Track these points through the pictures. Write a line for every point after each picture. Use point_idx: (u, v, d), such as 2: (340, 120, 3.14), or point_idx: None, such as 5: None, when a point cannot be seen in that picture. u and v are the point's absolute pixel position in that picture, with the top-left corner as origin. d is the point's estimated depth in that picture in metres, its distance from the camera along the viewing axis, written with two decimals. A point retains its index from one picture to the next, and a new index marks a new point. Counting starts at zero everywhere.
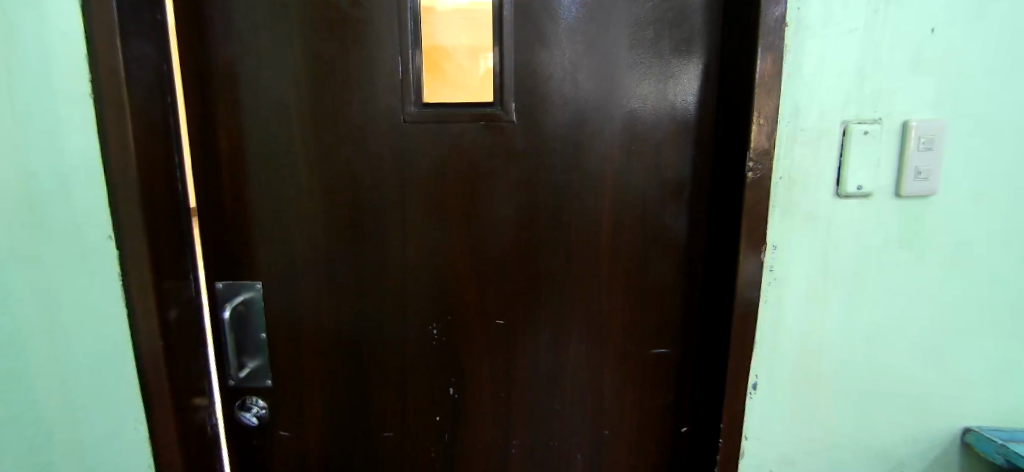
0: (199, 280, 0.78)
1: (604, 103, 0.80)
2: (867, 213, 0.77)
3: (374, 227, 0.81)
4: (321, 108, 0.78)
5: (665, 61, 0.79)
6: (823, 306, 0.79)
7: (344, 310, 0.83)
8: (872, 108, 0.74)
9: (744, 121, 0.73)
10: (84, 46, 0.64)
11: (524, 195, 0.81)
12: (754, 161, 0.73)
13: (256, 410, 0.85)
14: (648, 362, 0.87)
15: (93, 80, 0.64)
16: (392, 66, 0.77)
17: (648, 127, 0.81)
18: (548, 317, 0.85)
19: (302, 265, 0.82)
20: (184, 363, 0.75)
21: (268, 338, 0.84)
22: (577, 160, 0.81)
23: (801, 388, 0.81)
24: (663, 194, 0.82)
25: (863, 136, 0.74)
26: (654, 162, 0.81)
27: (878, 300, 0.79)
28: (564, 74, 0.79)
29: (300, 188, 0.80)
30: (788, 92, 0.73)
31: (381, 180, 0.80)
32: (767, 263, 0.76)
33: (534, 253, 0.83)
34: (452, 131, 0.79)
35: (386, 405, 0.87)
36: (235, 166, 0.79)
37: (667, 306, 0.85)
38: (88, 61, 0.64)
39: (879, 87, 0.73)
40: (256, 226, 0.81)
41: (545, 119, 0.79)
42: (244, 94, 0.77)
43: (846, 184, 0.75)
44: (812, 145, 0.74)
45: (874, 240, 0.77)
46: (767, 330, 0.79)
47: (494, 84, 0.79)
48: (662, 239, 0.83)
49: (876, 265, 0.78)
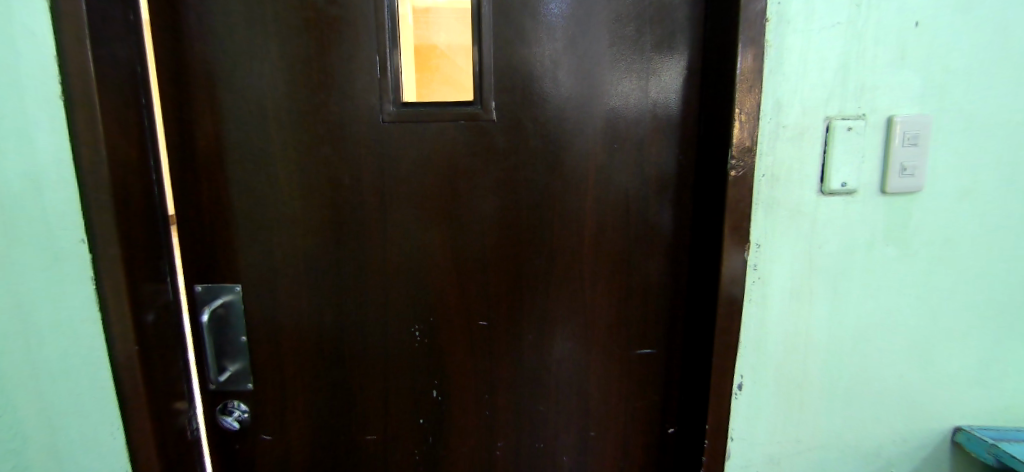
0: (175, 283, 0.77)
1: (585, 101, 0.79)
2: (852, 211, 0.76)
3: (355, 227, 0.80)
4: (298, 107, 0.77)
5: (646, 58, 0.78)
6: (808, 304, 0.78)
7: (325, 311, 0.83)
8: (856, 103, 0.73)
9: (726, 117, 0.73)
10: (53, 47, 0.63)
11: (505, 195, 0.80)
12: (736, 159, 0.72)
13: (237, 414, 0.84)
14: (633, 363, 0.86)
15: (62, 81, 0.63)
16: (370, 64, 0.76)
17: (630, 124, 0.80)
18: (533, 318, 0.84)
19: (282, 266, 0.81)
20: (161, 368, 0.74)
21: (248, 340, 0.83)
22: (560, 158, 0.80)
23: (787, 388, 0.80)
24: (646, 192, 0.81)
25: (847, 132, 0.73)
26: (636, 160, 0.80)
27: (865, 297, 0.78)
28: (545, 71, 0.78)
29: (279, 189, 0.79)
30: (770, 87, 0.72)
31: (362, 180, 0.79)
32: (750, 260, 0.75)
33: (516, 253, 0.82)
34: (432, 130, 0.78)
35: (368, 408, 0.86)
36: (212, 166, 0.78)
37: (653, 306, 0.84)
38: (58, 60, 0.63)
39: (861, 82, 0.73)
40: (237, 227, 0.80)
41: (526, 117, 0.78)
42: (220, 93, 0.76)
43: (829, 182, 0.74)
44: (795, 141, 0.73)
45: (860, 237, 0.77)
46: (752, 329, 0.78)
47: (475, 82, 0.78)
48: (646, 237, 0.82)
49: (863, 262, 0.77)
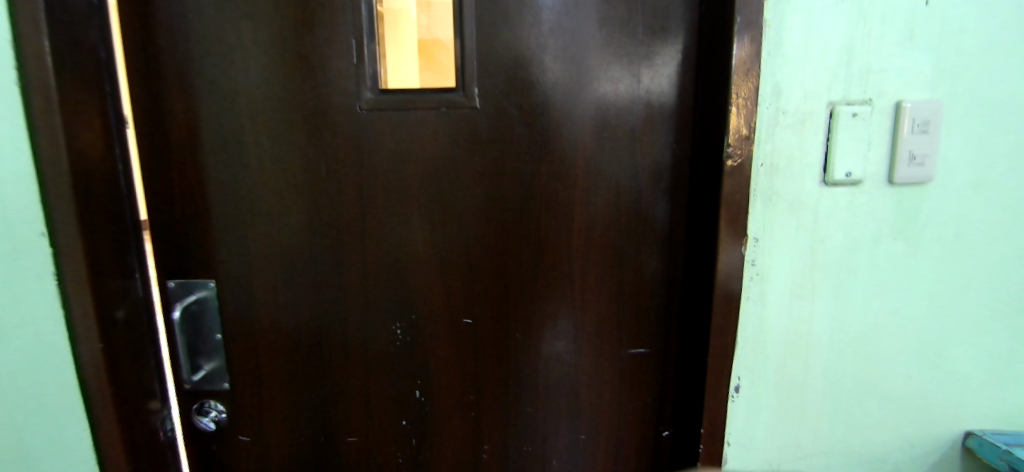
0: (146, 279, 0.74)
1: (574, 87, 0.75)
2: (857, 203, 0.71)
3: (333, 221, 0.77)
4: (271, 95, 0.74)
5: (639, 42, 0.74)
6: (810, 301, 0.73)
7: (303, 308, 0.79)
8: (860, 87, 0.68)
9: (722, 103, 0.68)
10: (8, 30, 0.60)
11: (489, 187, 0.76)
12: (733, 147, 0.68)
13: (214, 414, 0.81)
14: (625, 364, 0.82)
15: (18, 66, 0.60)
16: (346, 49, 0.73)
17: (621, 112, 0.76)
18: (520, 315, 0.80)
19: (258, 261, 0.78)
20: (130, 367, 0.71)
21: (224, 338, 0.80)
22: (546, 148, 0.76)
23: (788, 390, 0.76)
24: (639, 184, 0.77)
25: (852, 118, 0.68)
26: (628, 150, 0.76)
27: (871, 294, 0.74)
28: (531, 56, 0.74)
29: (253, 181, 0.76)
30: (768, 70, 0.67)
31: (338, 171, 0.76)
32: (748, 255, 0.71)
33: (502, 248, 0.78)
34: (412, 119, 0.75)
35: (349, 409, 0.83)
36: (184, 157, 0.75)
37: (646, 303, 0.80)
38: (12, 45, 0.60)
39: (866, 65, 0.68)
40: (209, 220, 0.77)
41: (511, 105, 0.75)
42: (190, 81, 0.73)
43: (833, 172, 0.69)
44: (796, 128, 0.69)
45: (866, 230, 0.72)
46: (750, 328, 0.73)
47: (457, 68, 0.74)
48: (639, 231, 0.78)
49: (869, 257, 0.73)
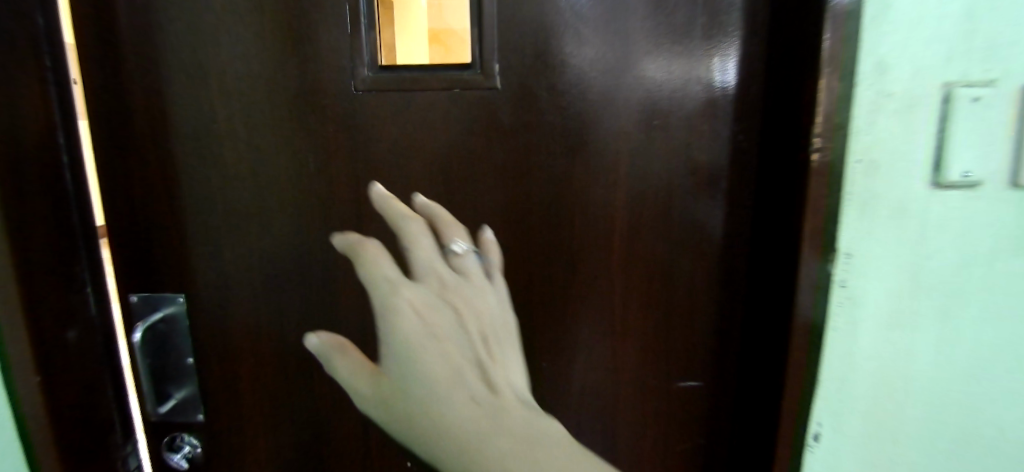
0: (100, 293, 0.62)
1: (616, 65, 0.61)
2: (972, 210, 0.57)
3: (325, 226, 0.64)
4: (248, 73, 0.61)
5: (696, 8, 0.60)
6: (908, 332, 0.59)
7: (289, 328, 0.67)
8: (985, 64, 0.54)
9: (808, 82, 0.54)
10: None
11: (507, 185, 0.63)
12: (822, 138, 0.53)
13: (186, 450, 0.70)
14: (671, 399, 0.68)
15: None
16: (339, 16, 0.59)
17: (672, 97, 0.62)
18: (546, 341, 0.67)
19: (236, 273, 0.65)
20: (80, 399, 0.60)
21: (195, 362, 0.68)
22: (579, 139, 0.62)
23: (875, 438, 0.62)
24: (693, 184, 0.63)
25: (974, 104, 0.54)
26: (681, 142, 0.62)
27: (983, 324, 0.59)
28: (565, 26, 0.60)
29: (229, 177, 0.63)
30: (870, 41, 0.53)
31: (326, 163, 0.63)
32: (836, 275, 0.56)
33: (525, 260, 0.65)
34: (418, 102, 0.61)
35: (343, 446, 0.70)
36: (146, 148, 0.62)
37: (698, 329, 0.66)
38: None
39: (994, 35, 0.53)
40: (175, 223, 0.64)
41: (539, 86, 0.61)
42: (152, 55, 0.60)
43: (946, 171, 0.55)
44: (901, 115, 0.54)
45: (982, 245, 0.58)
46: (834, 364, 0.59)
47: (472, 39, 0.60)
48: (692, 241, 0.64)
49: (983, 278, 0.58)
